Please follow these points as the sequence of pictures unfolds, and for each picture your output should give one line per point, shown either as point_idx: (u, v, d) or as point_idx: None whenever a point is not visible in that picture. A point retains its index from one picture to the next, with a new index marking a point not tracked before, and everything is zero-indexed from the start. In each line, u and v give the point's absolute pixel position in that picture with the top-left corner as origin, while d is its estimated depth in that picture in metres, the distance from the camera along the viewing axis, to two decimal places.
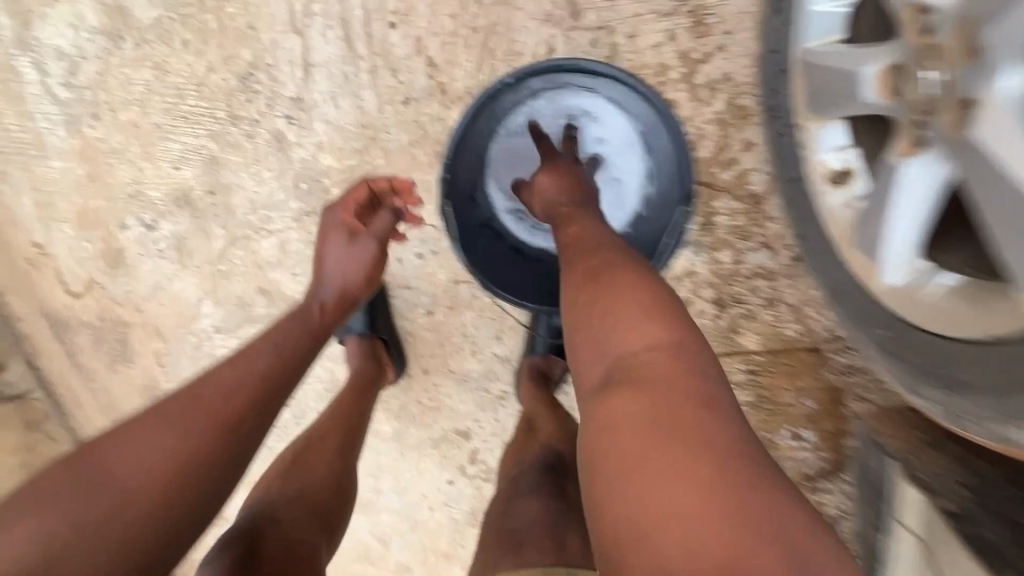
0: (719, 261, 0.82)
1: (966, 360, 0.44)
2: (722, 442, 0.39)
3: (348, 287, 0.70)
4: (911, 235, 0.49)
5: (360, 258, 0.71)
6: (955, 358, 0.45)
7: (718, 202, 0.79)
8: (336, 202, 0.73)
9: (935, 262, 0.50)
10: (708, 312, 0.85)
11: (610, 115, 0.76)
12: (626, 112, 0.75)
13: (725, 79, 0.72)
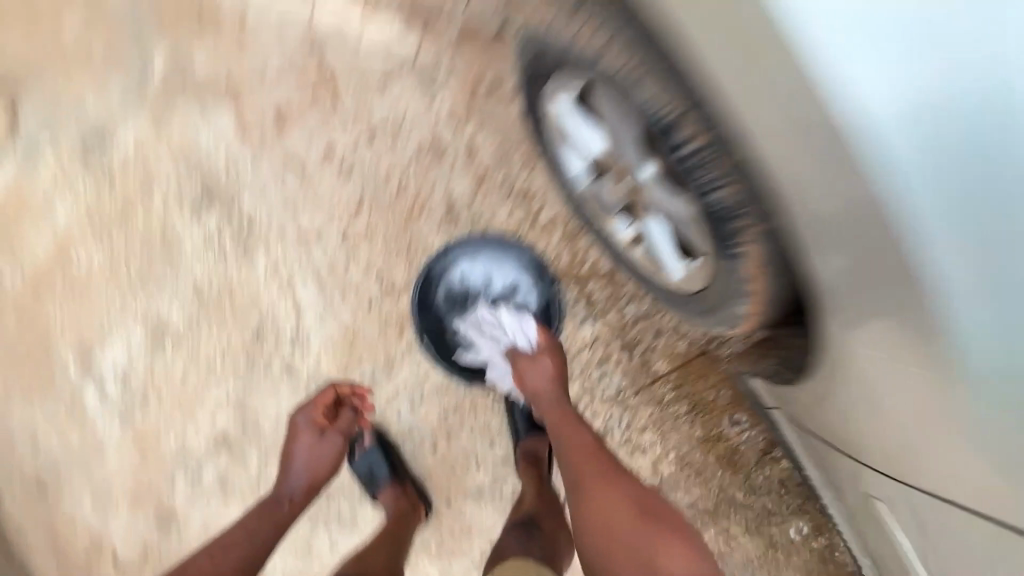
0: (612, 322, 1.17)
1: (715, 287, 0.77)
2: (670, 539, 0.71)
3: (314, 479, 0.92)
4: (671, 250, 0.88)
5: (322, 457, 0.93)
6: (713, 289, 0.78)
7: (591, 286, 1.16)
8: (306, 408, 0.97)
9: (690, 258, 0.86)
10: (622, 357, 1.18)
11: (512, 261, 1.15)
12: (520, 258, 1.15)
13: (558, 217, 1.14)
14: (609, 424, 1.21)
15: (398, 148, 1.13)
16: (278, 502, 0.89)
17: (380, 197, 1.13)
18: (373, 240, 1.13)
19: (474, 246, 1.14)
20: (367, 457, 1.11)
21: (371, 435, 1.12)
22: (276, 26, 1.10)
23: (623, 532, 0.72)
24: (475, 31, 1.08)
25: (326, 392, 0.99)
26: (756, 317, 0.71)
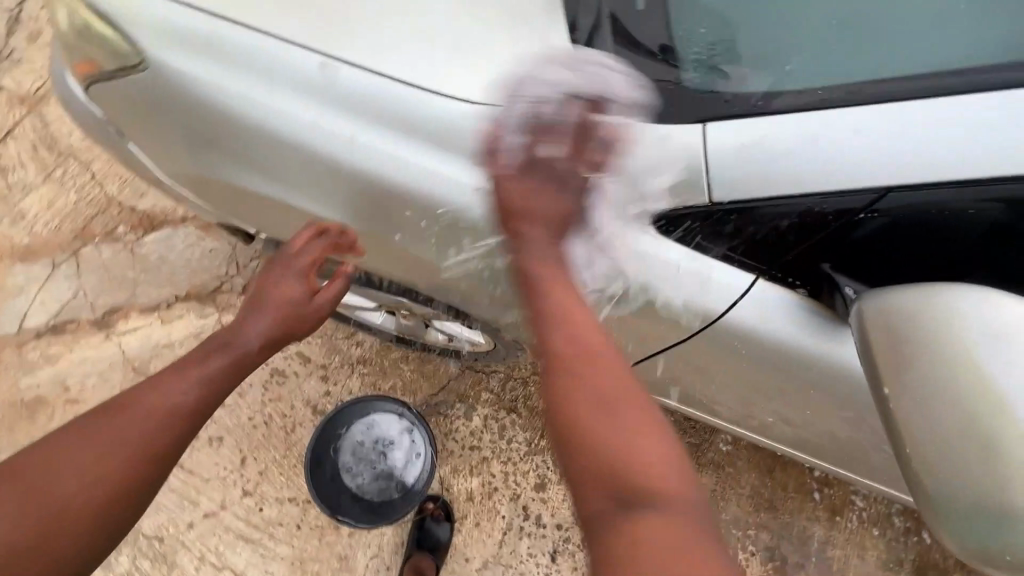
0: (486, 400, 1.39)
1: (491, 336, 1.04)
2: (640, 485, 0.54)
3: (272, 337, 0.79)
4: (464, 331, 1.17)
5: (312, 311, 0.82)
6: (492, 337, 1.04)
7: (453, 387, 1.39)
8: (296, 245, 0.79)
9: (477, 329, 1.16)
10: (513, 417, 1.39)
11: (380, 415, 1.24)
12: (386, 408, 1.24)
13: (396, 359, 1.39)
14: (543, 473, 1.37)
15: (246, 394, 1.33)
16: (230, 342, 0.77)
17: (253, 439, 1.30)
18: (268, 475, 1.28)
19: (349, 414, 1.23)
20: None
21: None
22: (98, 373, 1.30)
23: (583, 395, 0.58)
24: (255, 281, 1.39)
25: (306, 229, 0.78)
26: (516, 340, 1.00)
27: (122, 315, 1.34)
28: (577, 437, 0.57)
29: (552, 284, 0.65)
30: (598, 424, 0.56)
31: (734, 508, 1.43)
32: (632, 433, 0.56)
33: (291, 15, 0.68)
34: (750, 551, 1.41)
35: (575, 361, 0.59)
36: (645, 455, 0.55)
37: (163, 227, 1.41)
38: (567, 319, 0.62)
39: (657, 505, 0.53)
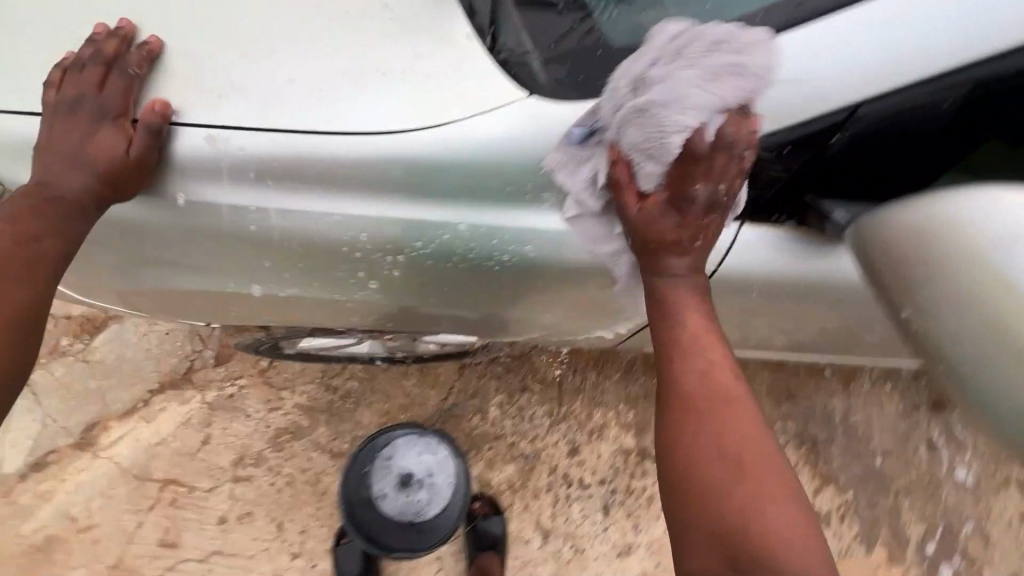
0: (497, 387, 1.39)
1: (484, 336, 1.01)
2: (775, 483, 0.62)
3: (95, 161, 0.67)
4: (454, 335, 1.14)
5: (106, 143, 0.68)
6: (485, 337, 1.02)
7: (461, 387, 1.37)
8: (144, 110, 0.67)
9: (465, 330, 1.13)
10: (527, 395, 1.39)
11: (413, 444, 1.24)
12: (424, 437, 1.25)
13: (395, 379, 1.36)
14: (572, 438, 1.39)
15: (259, 461, 1.28)
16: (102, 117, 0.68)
17: (282, 501, 1.26)
18: (310, 531, 1.25)
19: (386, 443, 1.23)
20: None
21: None
22: (100, 493, 1.23)
23: (755, 475, 0.62)
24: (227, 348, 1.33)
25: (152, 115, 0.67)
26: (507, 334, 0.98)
27: (102, 427, 1.26)
28: (698, 497, 0.63)
29: (687, 375, 0.67)
30: (773, 506, 0.61)
31: (757, 407, 1.48)
32: (778, 512, 0.60)
33: (172, 99, 0.68)
34: (785, 442, 1.46)
35: (712, 417, 0.65)
36: (738, 501, 0.61)
37: (109, 325, 1.32)
38: (690, 400, 0.66)
39: (781, 567, 0.58)
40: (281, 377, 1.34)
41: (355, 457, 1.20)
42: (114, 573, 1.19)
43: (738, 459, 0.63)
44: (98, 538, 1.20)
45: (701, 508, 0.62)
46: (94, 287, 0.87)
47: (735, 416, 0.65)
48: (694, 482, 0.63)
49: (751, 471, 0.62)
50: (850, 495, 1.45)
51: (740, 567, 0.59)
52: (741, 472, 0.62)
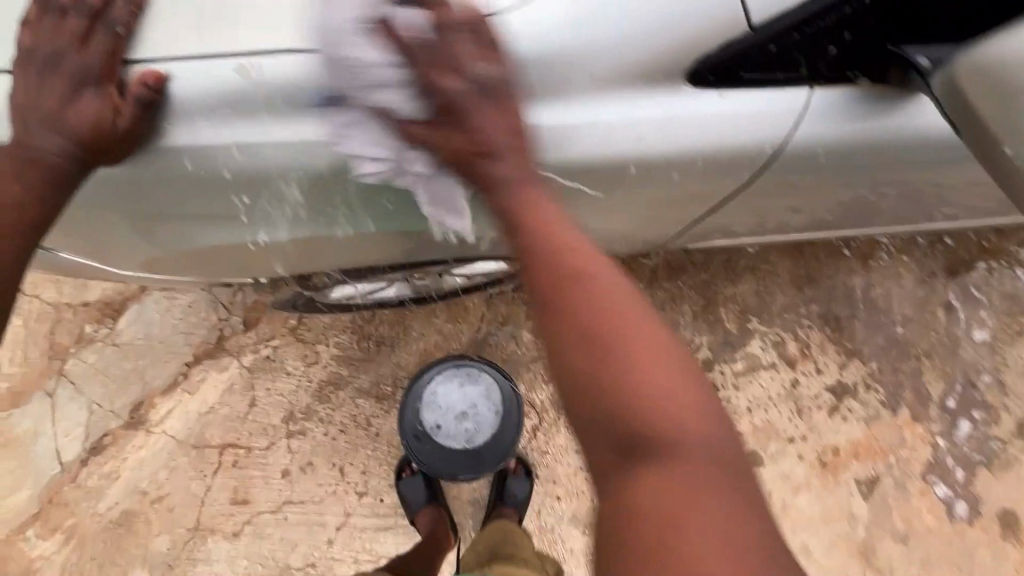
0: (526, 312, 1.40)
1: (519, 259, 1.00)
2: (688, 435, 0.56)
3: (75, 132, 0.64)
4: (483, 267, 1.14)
5: (83, 111, 0.64)
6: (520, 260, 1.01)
7: (491, 317, 1.39)
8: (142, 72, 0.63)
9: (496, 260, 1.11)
10: None
11: (452, 381, 1.26)
12: (460, 373, 1.26)
13: (426, 318, 1.37)
14: None
15: (310, 414, 1.31)
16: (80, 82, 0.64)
17: (340, 448, 1.31)
18: (371, 471, 1.31)
19: (429, 382, 1.25)
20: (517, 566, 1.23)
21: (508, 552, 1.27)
22: (164, 465, 1.26)
23: (609, 340, 0.57)
24: (253, 311, 1.32)
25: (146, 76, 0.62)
26: (544, 251, 0.98)
27: (149, 404, 1.28)
28: (603, 373, 0.57)
29: (546, 241, 0.62)
30: (655, 374, 0.56)
31: (781, 295, 1.50)
32: (665, 386, 0.56)
33: (163, 72, 0.63)
34: (810, 325, 1.50)
35: (550, 290, 0.60)
36: (660, 388, 0.56)
37: (129, 306, 1.30)
38: (562, 280, 0.60)
39: (666, 455, 0.55)
40: (313, 331, 1.34)
41: (407, 397, 1.23)
42: (196, 533, 1.25)
43: (592, 333, 0.58)
44: (173, 505, 1.26)
45: (631, 410, 0.56)
46: (113, 253, 0.81)
47: (595, 287, 0.59)
48: (581, 389, 0.58)
49: (622, 332, 0.57)
50: (875, 365, 1.51)
51: (636, 457, 0.56)
52: (604, 356, 0.57)
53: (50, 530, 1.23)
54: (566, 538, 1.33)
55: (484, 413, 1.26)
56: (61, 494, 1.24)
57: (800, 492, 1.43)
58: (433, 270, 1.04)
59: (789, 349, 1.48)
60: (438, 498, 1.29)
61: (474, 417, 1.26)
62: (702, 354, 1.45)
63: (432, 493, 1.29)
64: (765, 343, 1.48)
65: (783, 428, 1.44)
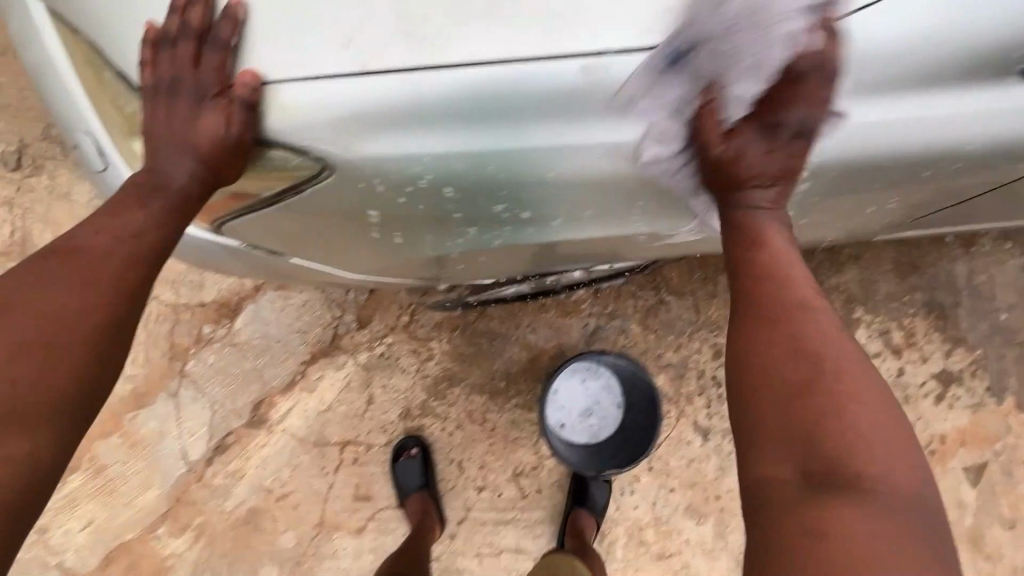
0: (634, 305, 1.40)
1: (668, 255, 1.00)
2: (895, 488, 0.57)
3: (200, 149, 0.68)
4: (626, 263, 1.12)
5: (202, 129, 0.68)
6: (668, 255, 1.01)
7: (601, 309, 1.39)
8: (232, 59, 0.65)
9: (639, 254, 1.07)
10: (666, 305, 1.41)
11: (573, 380, 1.28)
12: (580, 372, 1.28)
13: (537, 313, 1.37)
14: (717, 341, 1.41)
15: (425, 411, 1.32)
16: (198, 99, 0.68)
17: (457, 443, 1.32)
18: (489, 466, 1.32)
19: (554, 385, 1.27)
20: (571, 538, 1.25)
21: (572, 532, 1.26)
22: (287, 463, 1.28)
23: (828, 378, 0.62)
24: (366, 309, 1.33)
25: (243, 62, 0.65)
26: (697, 246, 0.98)
27: (269, 402, 1.29)
28: (769, 372, 0.65)
29: (782, 279, 0.71)
30: (866, 413, 0.60)
31: (885, 282, 1.49)
32: (872, 425, 0.60)
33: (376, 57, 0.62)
34: (914, 312, 1.49)
35: (785, 320, 0.67)
36: (856, 422, 0.60)
37: (245, 305, 1.31)
38: (790, 321, 0.67)
39: (868, 489, 0.57)
40: (426, 328, 1.34)
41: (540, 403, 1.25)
42: (321, 530, 1.26)
43: (772, 374, 0.65)
44: (298, 503, 1.27)
45: (849, 432, 0.59)
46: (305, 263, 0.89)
47: (812, 324, 0.67)
48: (765, 394, 0.64)
49: (782, 339, 0.66)
50: (980, 352, 1.50)
51: (826, 491, 0.58)
52: (810, 391, 0.62)
53: (181, 528, 1.26)
54: (681, 529, 1.34)
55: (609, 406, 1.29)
56: (189, 493, 1.26)
57: None
58: (576, 263, 1.04)
59: (892, 338, 1.47)
60: (431, 486, 1.27)
61: (601, 410, 1.29)
62: None
63: (427, 477, 1.27)
64: (868, 333, 1.47)
65: None
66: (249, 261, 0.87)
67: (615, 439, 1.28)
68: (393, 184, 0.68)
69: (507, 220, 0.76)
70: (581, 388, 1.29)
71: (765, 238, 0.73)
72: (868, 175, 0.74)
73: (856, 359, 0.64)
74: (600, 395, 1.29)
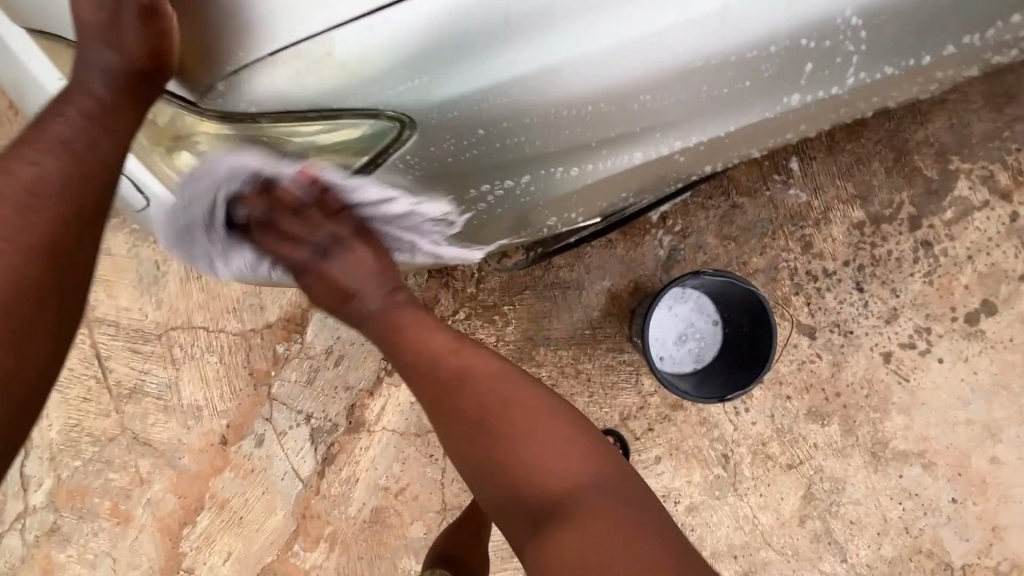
0: (705, 216, 1.29)
1: (742, 158, 0.93)
2: (570, 464, 0.64)
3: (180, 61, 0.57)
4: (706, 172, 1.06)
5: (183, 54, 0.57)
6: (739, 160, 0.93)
7: (671, 228, 1.28)
8: None
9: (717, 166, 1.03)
10: (740, 209, 1.29)
11: (661, 310, 1.19)
12: (669, 299, 1.19)
13: (604, 250, 1.27)
14: (805, 236, 1.29)
15: None
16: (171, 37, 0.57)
17: None
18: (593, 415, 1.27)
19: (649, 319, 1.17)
20: None
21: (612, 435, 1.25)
22: (395, 458, 1.27)
23: (494, 436, 0.66)
24: (430, 290, 1.27)
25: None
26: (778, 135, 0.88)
27: (362, 406, 1.27)
28: (450, 390, 0.69)
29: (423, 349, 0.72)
30: (526, 451, 0.65)
31: (979, 122, 1.32)
32: (546, 462, 0.64)
33: None
34: (1018, 147, 1.32)
35: (462, 395, 0.68)
36: (534, 455, 0.65)
37: (310, 315, 1.27)
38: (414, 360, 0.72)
39: (568, 513, 0.61)
40: (493, 294, 1.27)
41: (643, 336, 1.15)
42: (447, 513, 1.28)
43: (479, 425, 0.67)
44: (417, 493, 1.28)
45: (514, 476, 0.65)
46: None
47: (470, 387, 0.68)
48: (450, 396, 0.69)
49: (500, 453, 0.65)
50: None
51: (541, 525, 0.62)
52: (500, 430, 0.66)
53: (314, 541, 1.27)
54: (806, 434, 1.29)
55: (702, 328, 1.21)
56: (311, 507, 1.27)
57: None
58: (661, 188, 0.95)
59: (997, 181, 1.31)
60: None
61: (694, 334, 1.21)
62: (904, 213, 1.30)
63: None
64: (973, 182, 1.31)
65: (1011, 268, 1.31)
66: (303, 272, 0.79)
67: (723, 360, 1.19)
68: (432, 168, 0.61)
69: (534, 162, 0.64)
70: (670, 318, 1.20)
71: (421, 324, 0.74)
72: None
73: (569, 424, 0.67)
74: (688, 319, 1.21)
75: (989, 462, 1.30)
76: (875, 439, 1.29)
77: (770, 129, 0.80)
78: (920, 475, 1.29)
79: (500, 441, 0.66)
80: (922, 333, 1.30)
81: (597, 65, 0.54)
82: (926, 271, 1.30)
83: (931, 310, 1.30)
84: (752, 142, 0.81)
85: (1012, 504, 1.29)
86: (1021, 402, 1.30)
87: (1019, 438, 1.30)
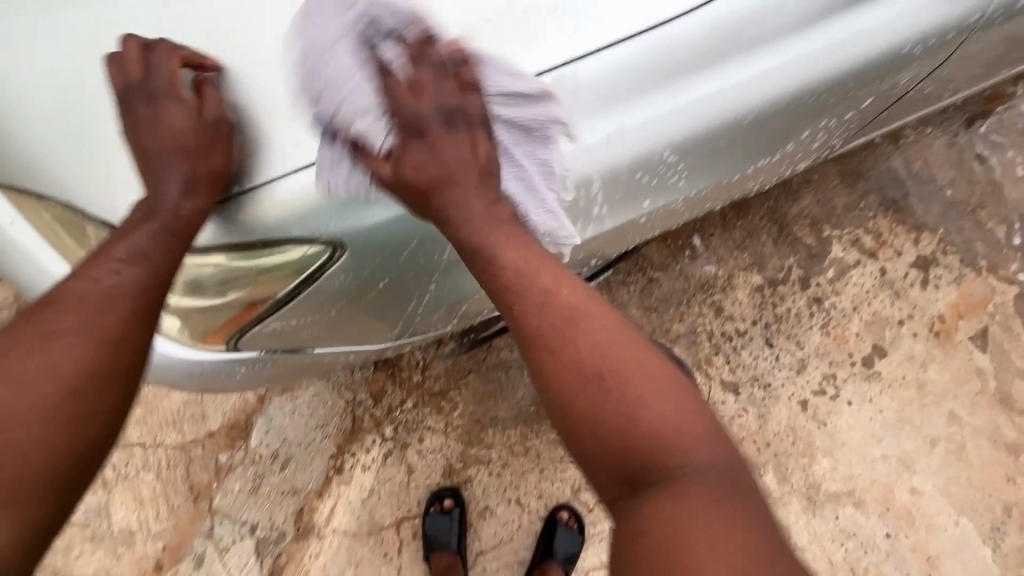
0: (627, 291, 1.43)
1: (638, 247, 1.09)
2: (697, 429, 0.64)
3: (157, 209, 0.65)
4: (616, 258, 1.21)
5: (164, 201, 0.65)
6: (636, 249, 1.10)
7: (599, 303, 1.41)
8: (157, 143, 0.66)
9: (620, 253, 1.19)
10: (655, 281, 1.44)
11: None
12: None
13: None
14: (715, 301, 1.45)
15: (468, 461, 1.30)
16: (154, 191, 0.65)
17: (508, 482, 1.30)
18: (545, 491, 1.30)
19: None
20: (570, 535, 1.25)
21: (563, 512, 1.27)
22: (348, 562, 1.23)
23: (629, 394, 0.63)
24: (376, 382, 1.30)
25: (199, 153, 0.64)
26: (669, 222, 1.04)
27: (310, 509, 1.24)
28: (570, 361, 0.64)
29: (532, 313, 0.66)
30: (657, 407, 0.63)
31: (840, 196, 1.58)
32: (668, 428, 0.62)
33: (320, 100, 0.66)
34: (874, 214, 1.58)
35: (587, 359, 0.64)
36: (650, 418, 0.62)
37: (254, 419, 1.26)
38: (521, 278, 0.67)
39: (668, 473, 0.61)
40: (439, 380, 1.32)
41: None
42: None
43: (615, 388, 0.63)
44: None
45: (641, 431, 0.62)
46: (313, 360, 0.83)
47: (597, 358, 0.64)
48: (586, 358, 0.64)
49: (622, 410, 0.62)
50: (943, 230, 1.59)
51: (639, 484, 0.62)
52: (607, 395, 0.63)
53: None
54: None
55: None
56: None
57: (929, 367, 1.49)
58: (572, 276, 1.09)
59: (863, 243, 1.55)
60: (459, 547, 1.24)
61: None
62: (794, 275, 1.50)
63: (461, 536, 1.24)
64: (844, 245, 1.54)
65: (890, 315, 1.51)
66: (248, 379, 0.83)
67: None
68: (363, 283, 0.70)
69: (455, 273, 0.75)
70: None
71: (551, 277, 0.67)
72: (772, 57, 0.72)
73: (679, 390, 0.66)
74: None
75: (910, 494, 1.41)
76: (807, 483, 1.38)
77: (657, 219, 0.95)
78: (853, 514, 1.38)
79: (623, 401, 0.63)
80: (830, 379, 1.44)
81: (488, 198, 0.68)
82: (822, 324, 1.48)
83: (833, 358, 1.46)
84: (641, 232, 0.97)
85: (937, 532, 1.39)
86: (924, 433, 1.45)
87: (930, 468, 1.43)
